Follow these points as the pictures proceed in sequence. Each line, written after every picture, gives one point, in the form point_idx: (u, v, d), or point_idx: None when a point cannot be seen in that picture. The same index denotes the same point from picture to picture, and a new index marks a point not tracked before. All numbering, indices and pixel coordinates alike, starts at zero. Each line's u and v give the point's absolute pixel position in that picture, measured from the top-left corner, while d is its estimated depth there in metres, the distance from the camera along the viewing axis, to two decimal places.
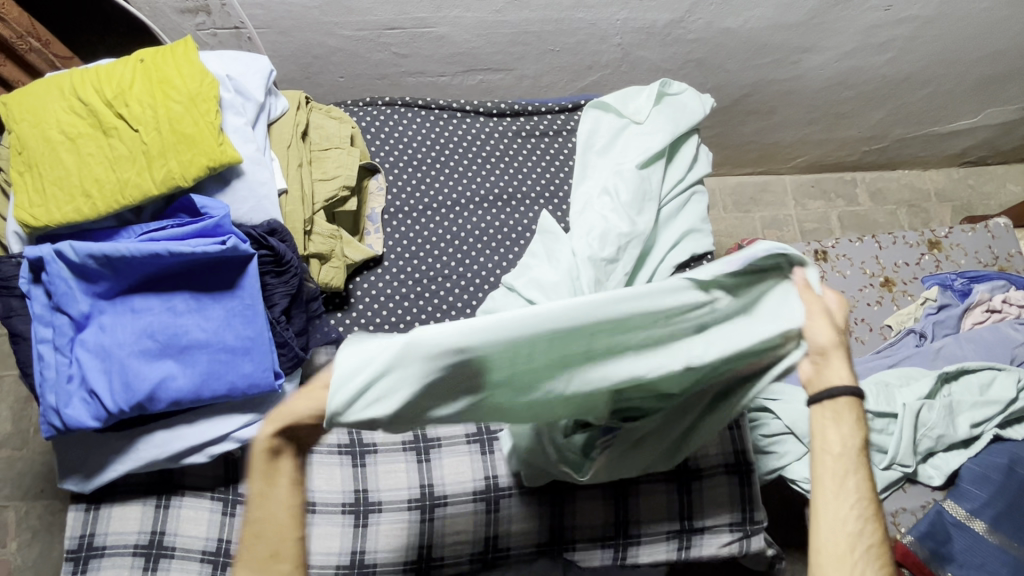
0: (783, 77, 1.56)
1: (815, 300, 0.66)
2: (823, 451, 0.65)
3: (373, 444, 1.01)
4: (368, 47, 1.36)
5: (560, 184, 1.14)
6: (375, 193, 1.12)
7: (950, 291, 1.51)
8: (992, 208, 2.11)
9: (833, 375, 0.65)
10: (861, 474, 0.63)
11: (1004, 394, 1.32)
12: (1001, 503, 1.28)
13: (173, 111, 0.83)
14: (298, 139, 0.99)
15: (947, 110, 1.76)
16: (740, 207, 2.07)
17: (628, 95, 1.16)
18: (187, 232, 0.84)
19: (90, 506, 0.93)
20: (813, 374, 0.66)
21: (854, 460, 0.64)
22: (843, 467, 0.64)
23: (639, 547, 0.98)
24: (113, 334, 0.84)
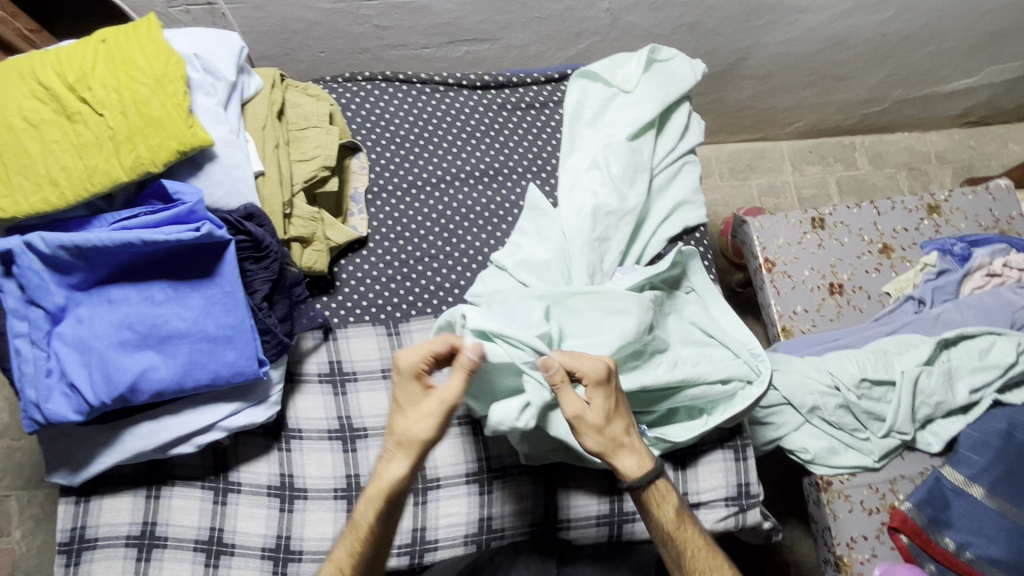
0: (779, 40, 1.51)
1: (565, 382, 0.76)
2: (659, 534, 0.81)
3: (363, 429, 0.98)
4: (347, 19, 1.32)
5: (548, 158, 1.11)
6: (357, 172, 1.07)
7: (950, 256, 1.48)
8: (993, 168, 2.07)
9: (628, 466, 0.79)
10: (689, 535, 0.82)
11: (1004, 359, 1.32)
12: (1001, 468, 1.27)
13: (139, 94, 0.79)
14: (272, 118, 0.95)
15: (948, 69, 1.71)
16: (736, 175, 2.04)
17: (616, 62, 1.12)
18: (160, 219, 0.81)
19: (80, 499, 0.92)
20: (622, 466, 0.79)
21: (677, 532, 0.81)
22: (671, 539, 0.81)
23: (634, 524, 0.97)
24: (91, 325, 0.82)
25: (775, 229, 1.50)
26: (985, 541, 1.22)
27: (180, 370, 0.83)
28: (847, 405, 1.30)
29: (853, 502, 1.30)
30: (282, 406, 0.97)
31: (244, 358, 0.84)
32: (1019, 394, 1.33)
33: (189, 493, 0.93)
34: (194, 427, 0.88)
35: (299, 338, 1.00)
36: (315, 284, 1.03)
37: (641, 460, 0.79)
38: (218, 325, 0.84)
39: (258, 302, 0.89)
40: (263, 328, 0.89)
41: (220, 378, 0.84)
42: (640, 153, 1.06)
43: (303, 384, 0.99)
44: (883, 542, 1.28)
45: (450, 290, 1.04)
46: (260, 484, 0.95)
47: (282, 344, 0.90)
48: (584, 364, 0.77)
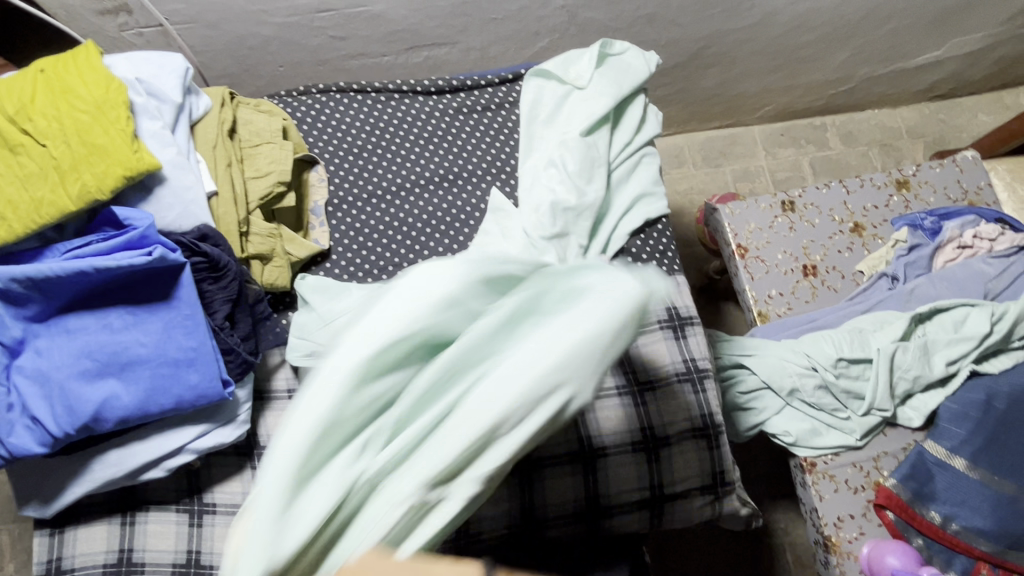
0: (740, 26, 1.51)
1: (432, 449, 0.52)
2: None
3: None
4: (303, 33, 1.31)
5: (507, 159, 1.11)
6: (317, 185, 1.08)
7: (921, 230, 1.48)
8: (964, 140, 2.08)
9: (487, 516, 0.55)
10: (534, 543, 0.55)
11: (978, 329, 1.31)
12: (981, 439, 1.28)
13: (80, 122, 0.79)
14: (223, 136, 0.95)
15: (911, 44, 1.72)
16: (710, 162, 2.04)
17: (568, 60, 1.12)
18: (112, 246, 0.81)
19: (55, 530, 0.92)
20: None
21: None
22: None
23: (611, 519, 0.97)
24: (50, 357, 0.81)
25: (746, 215, 1.51)
26: (969, 512, 1.23)
27: (142, 396, 0.82)
28: (826, 386, 1.30)
29: (838, 482, 1.30)
30: (252, 425, 0.98)
31: (207, 380, 0.84)
32: (996, 363, 1.34)
33: (164, 518, 0.93)
34: (162, 452, 0.88)
35: (267, 355, 1.00)
36: (280, 300, 1.03)
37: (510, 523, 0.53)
38: (179, 348, 0.83)
39: (220, 322, 0.88)
40: (226, 348, 0.88)
41: (184, 402, 0.83)
42: (597, 149, 1.06)
43: (272, 401, 0.99)
44: (870, 520, 1.28)
45: None
46: (236, 503, 0.95)
47: (246, 362, 0.90)
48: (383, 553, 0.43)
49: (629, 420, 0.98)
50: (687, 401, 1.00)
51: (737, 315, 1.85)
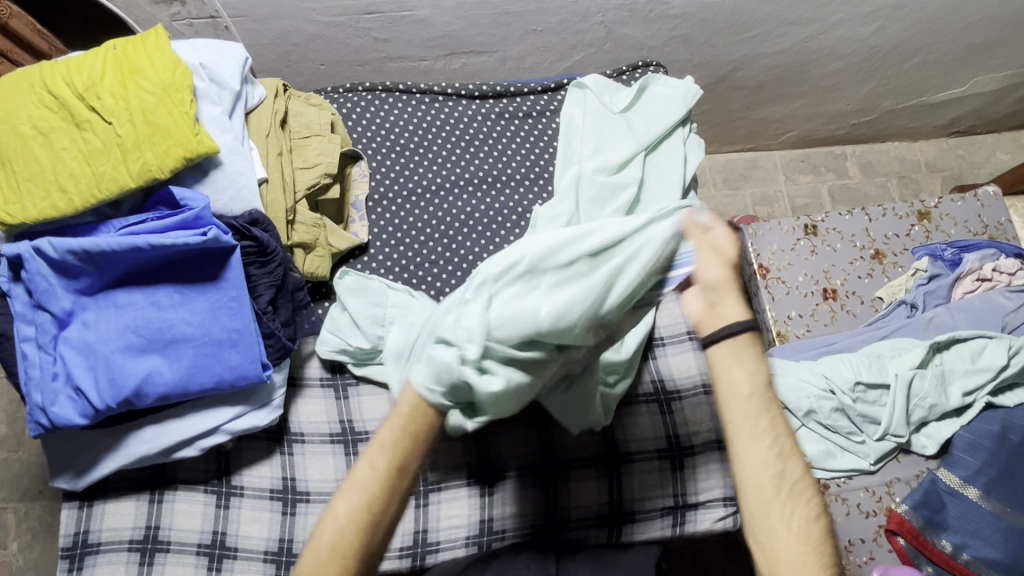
0: (771, 51, 1.54)
1: (703, 239, 0.62)
2: (732, 392, 0.59)
3: (365, 431, 0.99)
4: (348, 33, 1.34)
5: (545, 166, 1.13)
6: (359, 179, 1.10)
7: (940, 261, 1.50)
8: (981, 177, 2.11)
9: (728, 313, 0.61)
10: (773, 412, 0.59)
11: (995, 361, 1.33)
12: (995, 469, 1.28)
13: (145, 103, 0.81)
14: (276, 126, 0.98)
15: (935, 79, 1.75)
16: (730, 184, 2.07)
17: (612, 85, 1.15)
18: (167, 224, 0.82)
19: (84, 503, 0.93)
20: (706, 316, 0.62)
21: (765, 399, 0.59)
22: (755, 406, 0.59)
23: (634, 525, 0.98)
24: (97, 330, 0.83)
25: (769, 236, 1.53)
26: (980, 542, 1.24)
27: (183, 373, 0.84)
28: (843, 409, 1.31)
29: (850, 505, 1.31)
30: (284, 410, 0.99)
31: (247, 362, 0.85)
32: (1012, 396, 1.35)
33: (192, 498, 0.94)
34: (197, 432, 0.89)
35: (302, 342, 1.02)
36: (317, 289, 1.05)
37: (734, 310, 0.61)
38: (224, 329, 0.85)
39: (263, 306, 0.90)
40: (267, 332, 0.90)
41: (224, 381, 0.85)
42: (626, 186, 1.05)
43: (305, 389, 1.00)
44: (880, 545, 1.29)
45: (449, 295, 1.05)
46: (263, 488, 0.96)
47: (286, 348, 0.92)
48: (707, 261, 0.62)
49: (655, 426, 1.01)
50: (712, 411, 1.02)
51: None
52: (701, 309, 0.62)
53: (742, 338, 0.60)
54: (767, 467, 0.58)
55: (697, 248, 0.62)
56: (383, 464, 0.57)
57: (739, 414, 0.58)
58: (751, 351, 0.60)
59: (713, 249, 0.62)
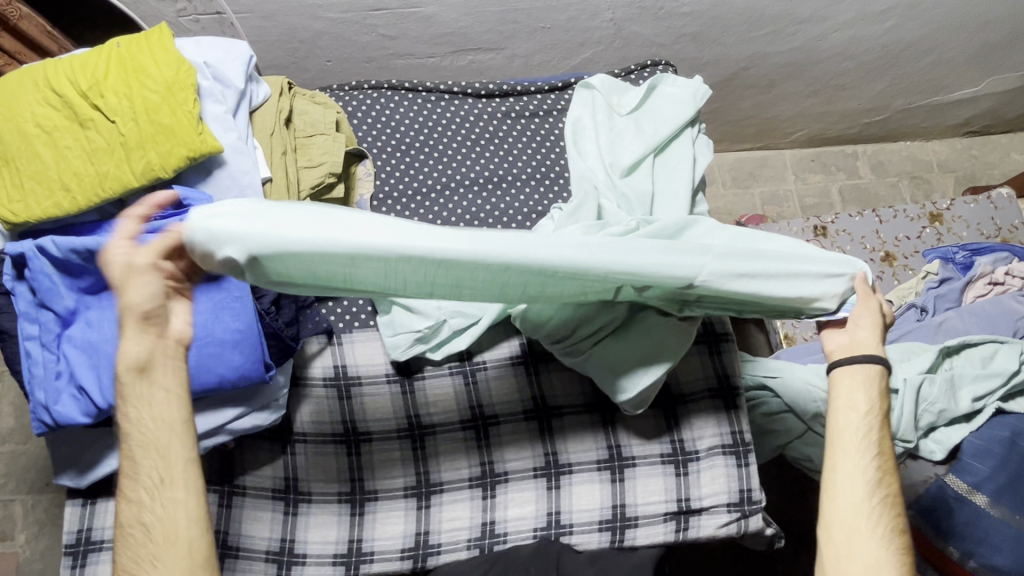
0: (782, 49, 1.52)
1: (870, 299, 0.84)
2: (852, 409, 0.82)
3: (367, 433, 0.98)
4: (354, 29, 1.33)
5: (551, 166, 1.12)
6: (363, 178, 1.10)
7: (952, 264, 1.48)
8: (994, 177, 2.08)
9: (863, 346, 0.83)
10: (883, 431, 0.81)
11: (1007, 367, 1.31)
12: (1004, 476, 1.26)
13: (149, 101, 0.81)
14: (280, 125, 0.97)
15: (950, 78, 1.72)
16: (739, 183, 2.04)
17: (620, 85, 1.14)
18: (169, 224, 0.82)
19: (87, 500, 0.93)
20: (846, 346, 0.84)
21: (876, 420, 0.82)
22: (868, 424, 0.81)
23: (636, 529, 0.97)
24: (99, 329, 0.82)
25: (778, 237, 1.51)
26: (988, 550, 1.22)
27: (186, 373, 0.83)
28: None
29: None
30: (286, 410, 0.98)
31: (250, 362, 0.85)
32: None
33: None
34: (199, 431, 0.89)
35: (304, 342, 1.00)
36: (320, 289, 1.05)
37: (869, 355, 0.83)
38: (226, 329, 0.85)
39: (266, 306, 0.90)
40: (269, 332, 0.90)
41: (226, 381, 0.85)
42: (637, 189, 1.04)
43: (307, 388, 0.99)
44: None
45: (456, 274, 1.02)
46: (265, 487, 0.95)
47: (287, 348, 0.91)
48: (867, 306, 0.84)
49: (660, 431, 1.00)
50: (716, 416, 1.01)
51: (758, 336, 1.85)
52: (842, 347, 0.85)
53: (871, 369, 0.83)
54: (867, 478, 0.79)
55: (863, 301, 0.84)
56: (146, 488, 0.73)
57: (853, 436, 0.80)
58: (875, 381, 0.82)
59: (873, 307, 0.84)
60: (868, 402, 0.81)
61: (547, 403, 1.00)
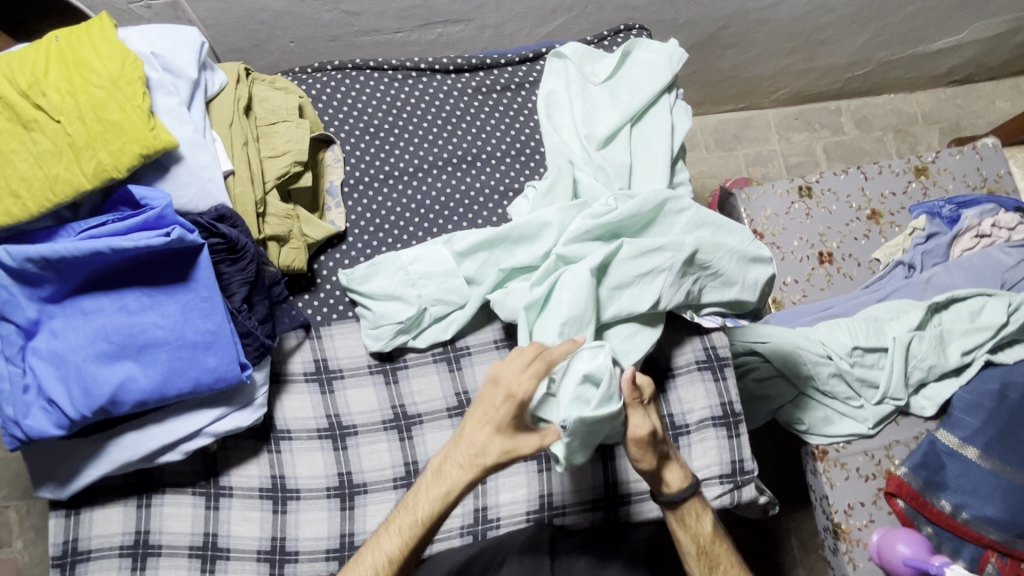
0: (760, 6, 1.48)
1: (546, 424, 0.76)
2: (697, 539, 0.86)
3: (353, 426, 0.97)
4: (315, 7, 1.28)
5: (526, 140, 1.09)
6: (333, 165, 1.06)
7: (938, 218, 1.46)
8: (980, 127, 2.06)
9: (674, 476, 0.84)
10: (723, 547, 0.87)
11: (995, 319, 1.31)
12: (994, 429, 1.27)
13: (95, 98, 0.77)
14: (239, 114, 0.93)
15: (933, 27, 1.69)
16: (722, 145, 2.01)
17: (593, 53, 1.10)
18: (128, 226, 0.78)
19: (70, 512, 0.91)
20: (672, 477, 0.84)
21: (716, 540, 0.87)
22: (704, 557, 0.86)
23: (630, 507, 0.96)
24: (66, 339, 0.80)
25: (762, 200, 1.48)
26: (981, 501, 1.23)
27: (159, 379, 0.81)
28: (841, 374, 1.29)
29: (850, 470, 1.29)
30: (269, 408, 0.96)
31: (225, 363, 0.83)
32: (1011, 353, 1.33)
33: (180, 500, 0.92)
34: (179, 435, 0.87)
35: (282, 338, 0.99)
36: (296, 282, 1.02)
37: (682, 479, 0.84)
38: (197, 330, 0.82)
39: (237, 305, 0.87)
40: (243, 331, 0.87)
41: (202, 384, 0.83)
42: (614, 161, 1.02)
43: (289, 384, 0.98)
44: (880, 508, 1.28)
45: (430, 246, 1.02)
46: (252, 487, 0.94)
47: (264, 346, 0.89)
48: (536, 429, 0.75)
49: None
50: (706, 388, 1.00)
51: None
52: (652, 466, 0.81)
53: (684, 504, 0.85)
54: None
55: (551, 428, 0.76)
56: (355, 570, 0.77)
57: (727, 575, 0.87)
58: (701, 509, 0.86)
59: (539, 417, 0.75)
60: (704, 531, 0.86)
61: None
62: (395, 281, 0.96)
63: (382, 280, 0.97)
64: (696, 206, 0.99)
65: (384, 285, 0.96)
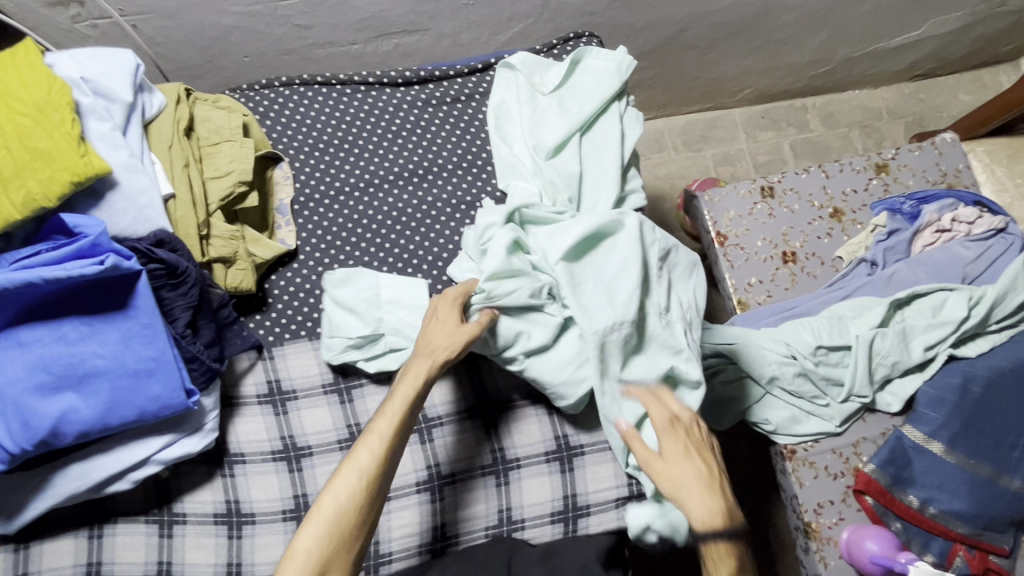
0: (716, 9, 1.48)
1: None
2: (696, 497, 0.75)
3: (308, 447, 0.96)
4: (266, 22, 1.26)
5: (477, 153, 1.08)
6: (283, 182, 1.05)
7: (899, 215, 1.47)
8: (944, 120, 2.07)
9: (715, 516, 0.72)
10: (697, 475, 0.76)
11: (956, 314, 1.31)
12: (958, 423, 1.27)
13: (21, 125, 0.75)
14: (179, 136, 0.91)
15: (891, 24, 1.70)
16: (690, 146, 2.01)
17: (541, 62, 1.09)
18: (62, 255, 0.77)
19: (20, 545, 0.89)
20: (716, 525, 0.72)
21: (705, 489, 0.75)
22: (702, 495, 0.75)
23: (589, 518, 0.97)
24: (2, 371, 0.78)
25: (725, 202, 1.49)
26: (946, 495, 1.23)
27: (101, 409, 0.80)
28: (806, 374, 1.30)
29: (818, 469, 1.30)
30: (221, 432, 0.95)
31: (169, 391, 0.81)
32: (973, 347, 1.33)
33: (133, 529, 0.90)
34: (127, 464, 0.86)
35: (234, 360, 0.98)
36: (246, 303, 1.01)
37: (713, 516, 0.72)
38: (139, 359, 0.81)
39: (180, 330, 0.86)
40: (188, 356, 0.86)
41: (147, 413, 0.81)
42: (563, 171, 1.02)
43: (242, 407, 0.96)
44: (850, 506, 1.28)
45: (382, 264, 1.02)
46: (207, 513, 0.92)
47: (211, 370, 0.87)
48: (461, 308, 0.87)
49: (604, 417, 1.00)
50: None
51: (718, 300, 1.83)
52: None
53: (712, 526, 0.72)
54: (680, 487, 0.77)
55: None
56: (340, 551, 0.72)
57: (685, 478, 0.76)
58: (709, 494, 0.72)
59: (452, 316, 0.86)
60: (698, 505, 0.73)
61: (490, 400, 0.99)
62: (360, 294, 0.95)
63: (349, 291, 0.95)
64: (640, 216, 0.96)
65: (349, 298, 0.95)
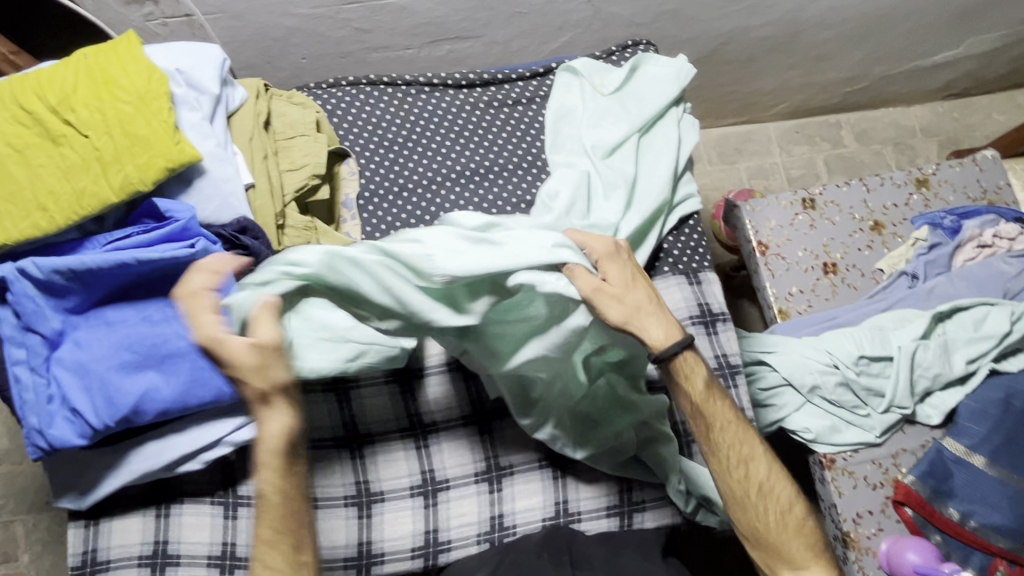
0: (760, 23, 1.51)
1: None
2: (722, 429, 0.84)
3: (368, 434, 0.96)
4: (328, 24, 1.30)
5: (536, 154, 1.10)
6: (346, 178, 1.09)
7: (940, 230, 1.48)
8: (977, 139, 2.09)
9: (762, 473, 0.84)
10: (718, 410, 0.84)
11: (998, 328, 1.32)
12: (999, 437, 1.27)
13: (122, 112, 0.79)
14: (258, 129, 0.95)
15: (928, 43, 1.73)
16: (724, 158, 2.04)
17: (601, 68, 1.13)
18: (153, 238, 0.80)
19: (89, 522, 0.91)
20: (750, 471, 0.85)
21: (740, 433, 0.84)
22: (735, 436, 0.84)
23: (644, 513, 0.99)
24: (90, 349, 0.81)
25: (766, 211, 1.51)
26: (989, 509, 1.23)
27: (181, 389, 0.82)
28: (848, 383, 1.31)
29: (858, 478, 1.30)
30: None
31: None
32: (1014, 362, 1.33)
33: (199, 510, 0.93)
34: (199, 444, 0.88)
35: None
36: None
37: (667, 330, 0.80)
38: None
39: None
40: None
41: (224, 395, 0.83)
42: (623, 172, 1.03)
43: None
44: (889, 516, 1.28)
45: None
46: None
47: None
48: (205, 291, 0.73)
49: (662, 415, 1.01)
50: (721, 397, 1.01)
51: (752, 311, 1.84)
52: None
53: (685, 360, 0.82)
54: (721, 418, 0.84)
55: None
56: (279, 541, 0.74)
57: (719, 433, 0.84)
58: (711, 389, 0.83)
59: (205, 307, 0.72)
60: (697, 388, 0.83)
61: None
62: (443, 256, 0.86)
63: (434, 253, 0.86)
64: None
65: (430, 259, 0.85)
